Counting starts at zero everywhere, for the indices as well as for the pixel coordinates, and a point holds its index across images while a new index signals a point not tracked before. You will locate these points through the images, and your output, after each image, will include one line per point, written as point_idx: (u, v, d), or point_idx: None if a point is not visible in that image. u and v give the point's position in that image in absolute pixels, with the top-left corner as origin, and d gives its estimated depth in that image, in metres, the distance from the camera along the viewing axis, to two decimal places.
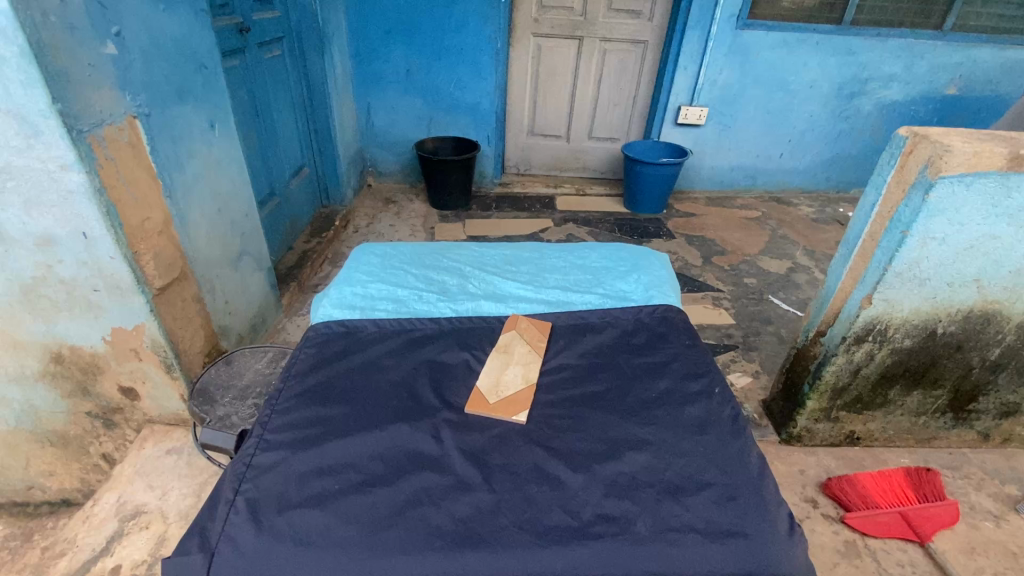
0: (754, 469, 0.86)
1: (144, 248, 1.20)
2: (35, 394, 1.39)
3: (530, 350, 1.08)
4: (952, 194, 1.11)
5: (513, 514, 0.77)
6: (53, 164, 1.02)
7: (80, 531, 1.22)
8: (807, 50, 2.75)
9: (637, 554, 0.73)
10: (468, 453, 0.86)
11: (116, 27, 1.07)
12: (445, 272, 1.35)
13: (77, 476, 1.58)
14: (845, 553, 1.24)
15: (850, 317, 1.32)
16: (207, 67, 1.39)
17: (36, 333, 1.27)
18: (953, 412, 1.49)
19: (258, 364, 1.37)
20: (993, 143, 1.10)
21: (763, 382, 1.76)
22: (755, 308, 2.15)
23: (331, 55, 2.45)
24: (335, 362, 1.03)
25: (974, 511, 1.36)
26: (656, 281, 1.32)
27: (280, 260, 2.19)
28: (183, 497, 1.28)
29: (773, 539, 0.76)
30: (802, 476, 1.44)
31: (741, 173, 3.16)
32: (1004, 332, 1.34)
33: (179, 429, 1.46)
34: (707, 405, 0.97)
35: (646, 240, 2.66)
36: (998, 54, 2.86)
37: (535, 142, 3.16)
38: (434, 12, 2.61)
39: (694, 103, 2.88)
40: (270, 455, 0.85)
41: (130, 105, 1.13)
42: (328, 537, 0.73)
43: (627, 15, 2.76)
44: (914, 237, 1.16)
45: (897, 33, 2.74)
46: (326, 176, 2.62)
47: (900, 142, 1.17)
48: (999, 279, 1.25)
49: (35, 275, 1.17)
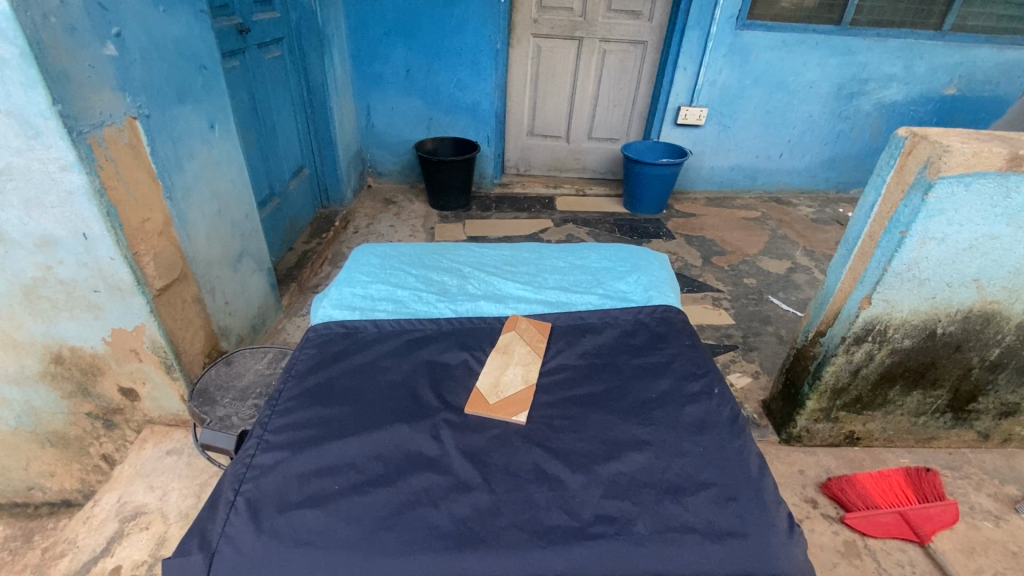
0: (754, 470, 0.86)
1: (144, 249, 1.20)
2: (35, 394, 1.39)
3: (530, 350, 1.08)
4: (952, 194, 1.11)
5: (513, 514, 0.77)
6: (53, 165, 1.02)
7: (80, 531, 1.22)
8: (807, 50, 2.75)
9: (637, 554, 0.73)
10: (468, 453, 0.86)
11: (116, 28, 1.07)
12: (445, 273, 1.35)
13: (77, 476, 1.58)
14: (845, 553, 1.24)
15: (849, 317, 1.32)
16: (207, 68, 1.39)
17: (36, 333, 1.27)
18: (953, 412, 1.49)
19: (258, 364, 1.37)
20: (993, 144, 1.10)
21: (763, 382, 1.76)
22: (755, 308, 2.16)
23: (331, 55, 2.45)
24: (336, 362, 1.03)
25: (974, 511, 1.36)
26: (656, 281, 1.33)
27: (280, 261, 2.19)
28: (184, 498, 1.28)
29: (773, 540, 0.76)
30: (802, 476, 1.45)
31: (741, 173, 3.16)
32: (1004, 331, 1.34)
33: (179, 430, 1.46)
34: (706, 405, 0.97)
35: (646, 240, 2.66)
36: (997, 54, 2.86)
37: (535, 142, 3.17)
38: (434, 12, 2.61)
39: (694, 103, 2.88)
40: (271, 455, 0.85)
41: (130, 106, 1.13)
42: (328, 537, 0.73)
43: (626, 15, 2.76)
44: (914, 237, 1.16)
45: (896, 33, 2.74)
46: (326, 177, 2.62)
47: (899, 142, 1.17)
48: (999, 279, 1.25)
49: (35, 276, 1.17)
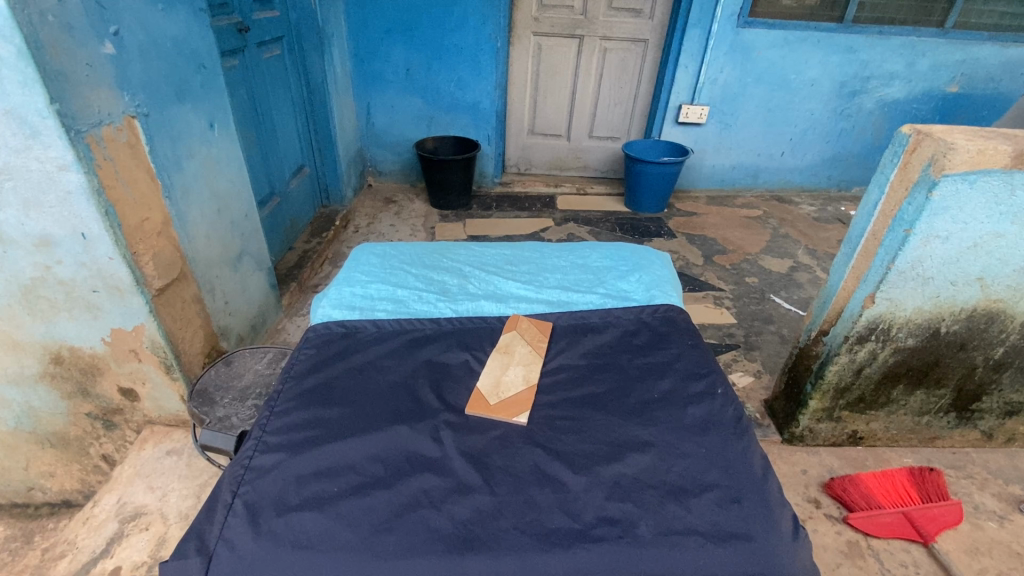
0: (758, 471, 0.85)
1: (143, 249, 1.19)
2: (35, 395, 1.38)
3: (531, 350, 1.07)
4: (956, 193, 1.10)
5: (514, 517, 0.76)
6: (51, 165, 1.01)
7: (80, 532, 1.22)
8: (808, 48, 2.74)
9: (639, 557, 0.72)
10: (469, 455, 0.86)
11: (114, 27, 1.07)
12: (446, 272, 1.34)
13: (78, 477, 1.58)
14: (848, 553, 1.23)
15: (853, 316, 1.31)
16: (206, 67, 1.39)
17: (36, 333, 1.27)
18: (957, 412, 1.48)
19: (258, 364, 1.36)
20: (998, 141, 1.08)
21: (765, 382, 1.75)
22: (756, 307, 2.14)
23: (331, 53, 2.44)
24: (335, 363, 1.03)
25: (978, 511, 1.35)
26: (658, 281, 1.31)
27: (280, 260, 2.18)
28: (184, 498, 1.28)
29: (778, 543, 0.75)
30: (805, 476, 1.44)
31: (742, 172, 3.15)
32: (1007, 331, 1.33)
33: (179, 430, 1.46)
34: (709, 405, 0.96)
35: (647, 239, 2.65)
36: (1000, 52, 2.84)
37: (535, 141, 3.16)
38: (434, 11, 2.60)
39: (695, 101, 2.87)
40: (269, 457, 0.85)
41: (129, 105, 1.12)
42: (328, 540, 0.72)
43: (627, 14, 2.75)
44: (917, 236, 1.15)
45: (898, 31, 2.73)
46: (326, 176, 2.61)
47: (902, 140, 1.16)
48: (1003, 278, 1.24)
49: (34, 276, 1.17)
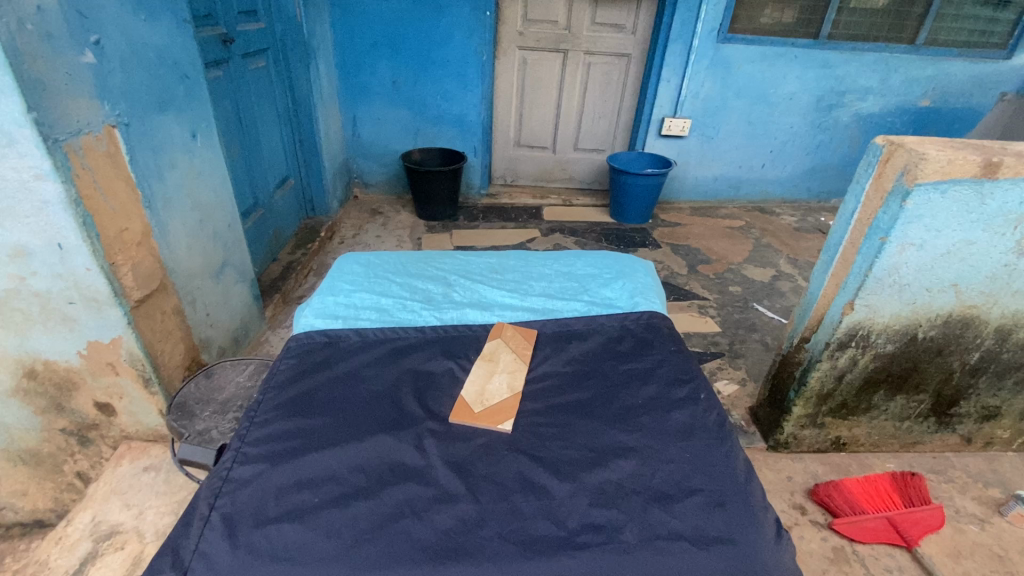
0: (741, 475, 0.85)
1: (122, 260, 1.17)
2: (8, 412, 1.34)
3: (516, 357, 1.07)
4: (928, 202, 1.13)
5: (498, 525, 0.75)
6: (28, 174, 1.00)
7: (52, 552, 1.17)
8: (787, 62, 2.81)
9: (624, 563, 0.71)
10: (452, 463, 0.85)
11: (95, 36, 1.06)
12: (430, 281, 1.34)
13: (51, 495, 1.53)
14: (834, 559, 1.24)
15: (833, 323, 1.33)
16: (189, 77, 1.38)
17: (9, 346, 1.23)
18: (936, 417, 1.51)
19: (240, 376, 1.33)
20: (967, 152, 1.12)
21: (749, 390, 1.77)
22: (741, 316, 2.17)
23: (317, 65, 2.45)
24: (317, 372, 1.01)
25: (959, 514, 1.37)
26: (641, 288, 1.33)
27: (263, 271, 2.16)
28: (161, 516, 1.25)
29: (763, 547, 0.75)
30: (791, 483, 1.44)
31: (724, 183, 3.21)
32: (982, 336, 1.37)
33: (157, 445, 1.42)
34: (693, 410, 0.97)
35: (633, 249, 2.68)
36: (969, 68, 2.95)
37: (521, 153, 3.18)
38: (420, 25, 2.63)
39: (677, 115, 2.92)
40: (249, 468, 0.83)
41: (109, 114, 1.11)
42: (307, 553, 0.71)
43: (610, 28, 2.81)
44: (893, 243, 1.18)
45: (872, 48, 2.82)
46: (312, 188, 2.60)
47: (876, 150, 1.19)
48: (976, 284, 1.27)
49: (8, 287, 1.14)
